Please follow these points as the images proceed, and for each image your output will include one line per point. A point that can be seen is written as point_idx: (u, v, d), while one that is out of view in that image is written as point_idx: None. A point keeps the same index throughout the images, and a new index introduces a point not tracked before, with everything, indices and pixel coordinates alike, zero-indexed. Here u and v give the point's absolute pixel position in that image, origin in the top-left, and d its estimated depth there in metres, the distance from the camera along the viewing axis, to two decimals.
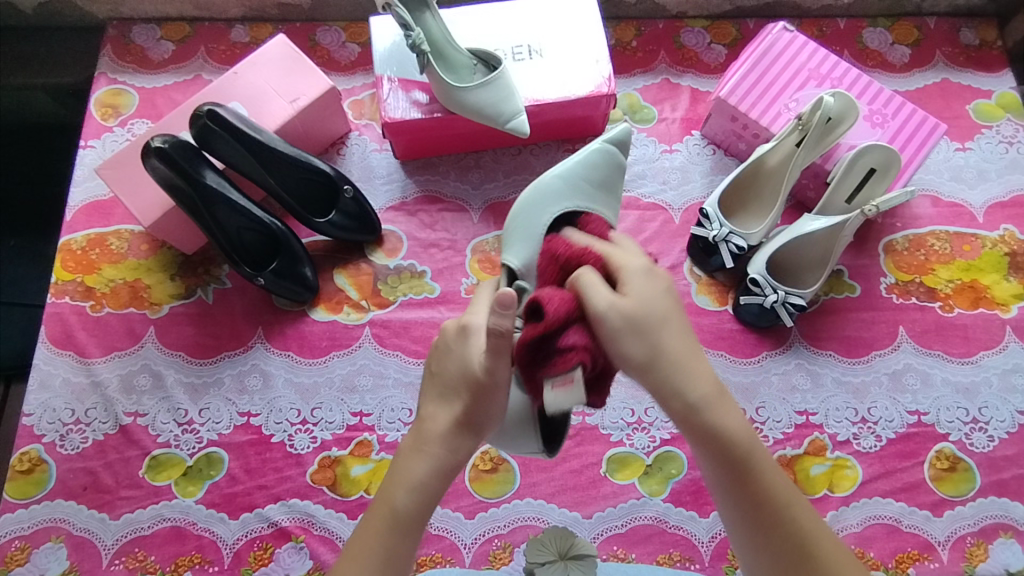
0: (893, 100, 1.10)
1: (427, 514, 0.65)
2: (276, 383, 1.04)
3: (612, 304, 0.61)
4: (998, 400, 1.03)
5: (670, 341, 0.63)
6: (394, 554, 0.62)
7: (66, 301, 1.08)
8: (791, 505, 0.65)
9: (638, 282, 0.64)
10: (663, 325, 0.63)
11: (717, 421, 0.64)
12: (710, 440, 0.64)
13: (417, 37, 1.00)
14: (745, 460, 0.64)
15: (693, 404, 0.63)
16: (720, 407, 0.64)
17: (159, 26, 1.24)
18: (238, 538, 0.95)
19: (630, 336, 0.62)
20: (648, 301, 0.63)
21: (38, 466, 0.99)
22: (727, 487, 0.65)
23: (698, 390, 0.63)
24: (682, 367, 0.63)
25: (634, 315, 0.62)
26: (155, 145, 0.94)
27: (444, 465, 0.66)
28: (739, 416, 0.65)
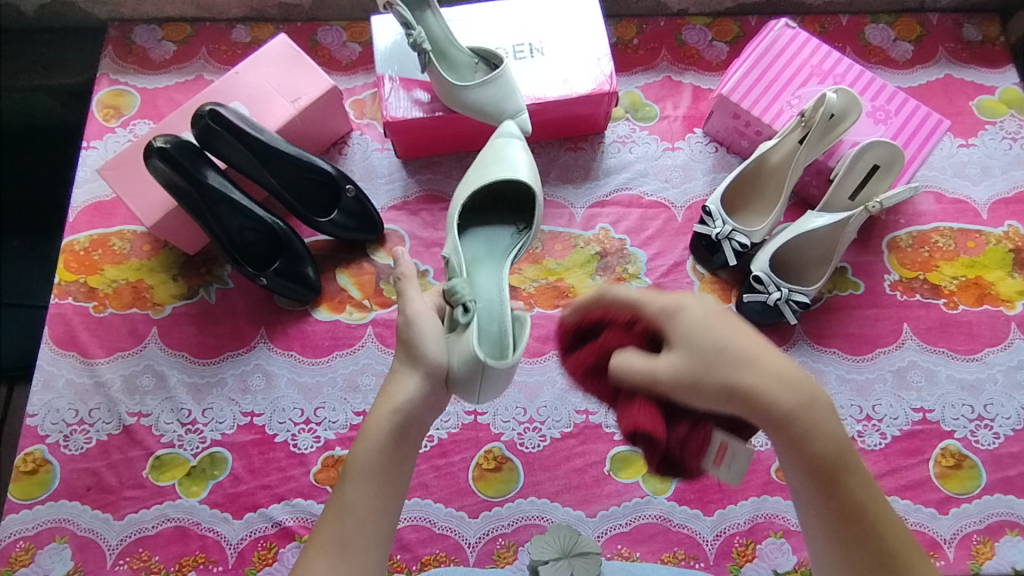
0: (896, 96, 1.10)
1: (384, 462, 0.69)
2: (279, 383, 1.04)
3: (674, 366, 0.62)
4: (1004, 397, 1.03)
5: (753, 366, 0.61)
6: (349, 503, 0.68)
7: (69, 302, 1.08)
8: (880, 516, 0.62)
9: (683, 323, 0.64)
10: (735, 354, 0.61)
11: (809, 429, 0.60)
12: (800, 454, 0.61)
13: (418, 36, 1.00)
14: (832, 470, 0.61)
15: (786, 417, 0.60)
16: (810, 418, 0.60)
17: (160, 27, 1.24)
18: (242, 538, 0.95)
19: (697, 387, 0.61)
20: (709, 341, 0.62)
21: (41, 467, 0.99)
22: (817, 497, 0.62)
23: (787, 403, 0.60)
24: (768, 385, 0.60)
25: (699, 362, 0.61)
26: (157, 145, 0.94)
27: (393, 413, 0.70)
28: (833, 423, 0.62)
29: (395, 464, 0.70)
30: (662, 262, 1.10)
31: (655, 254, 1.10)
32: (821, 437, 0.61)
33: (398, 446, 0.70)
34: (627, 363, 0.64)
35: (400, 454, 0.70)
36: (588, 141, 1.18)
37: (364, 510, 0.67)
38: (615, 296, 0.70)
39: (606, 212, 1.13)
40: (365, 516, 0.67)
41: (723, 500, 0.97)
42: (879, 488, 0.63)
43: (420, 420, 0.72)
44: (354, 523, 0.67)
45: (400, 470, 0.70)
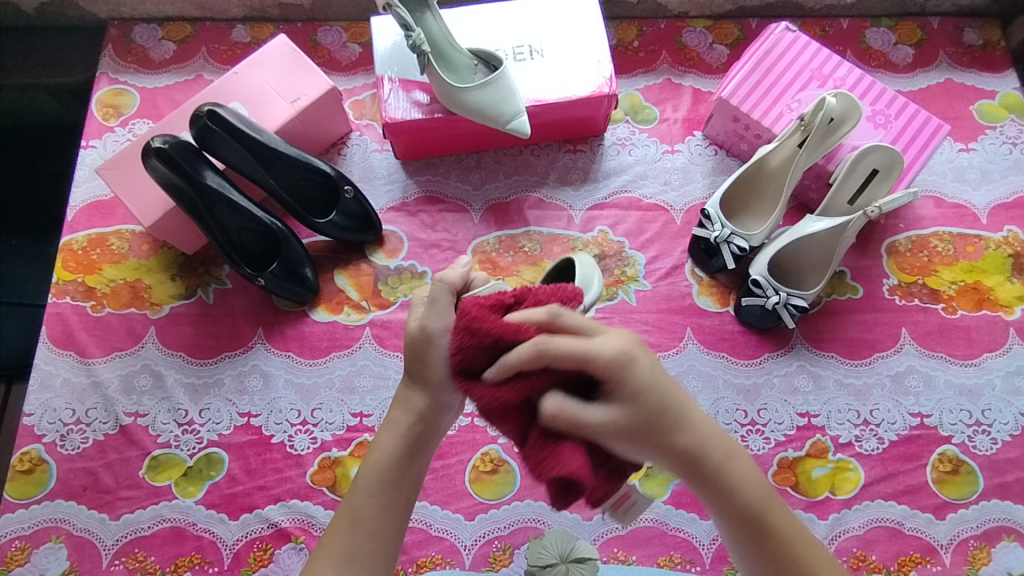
0: (897, 100, 1.10)
1: (395, 475, 0.72)
2: (276, 384, 1.03)
3: (608, 421, 0.61)
4: (1002, 402, 1.02)
5: (686, 424, 0.67)
6: (359, 514, 0.71)
7: (67, 301, 1.08)
8: (805, 549, 0.69)
9: (633, 376, 0.63)
10: (675, 411, 0.66)
11: (734, 481, 0.69)
12: (728, 502, 0.69)
13: (417, 37, 0.99)
14: (761, 516, 0.69)
15: (710, 467, 0.68)
16: (733, 470, 0.69)
17: (160, 26, 1.24)
18: (238, 539, 0.95)
19: (638, 436, 0.64)
20: (643, 404, 0.64)
21: (38, 466, 0.99)
22: (746, 539, 0.70)
23: (713, 458, 0.68)
24: (699, 440, 0.68)
25: (636, 421, 0.63)
26: (155, 145, 0.95)
27: (406, 430, 0.73)
28: (752, 471, 0.70)
29: (410, 479, 0.74)
30: (661, 264, 1.10)
31: (653, 256, 1.10)
32: (746, 486, 0.69)
33: (411, 458, 0.73)
34: (563, 410, 0.59)
35: (410, 462, 0.73)
36: (587, 143, 1.18)
37: (376, 523, 0.71)
38: (558, 349, 0.60)
39: (605, 214, 1.13)
40: (374, 527, 0.70)
41: None
42: (807, 529, 0.71)
43: (435, 436, 0.75)
44: (365, 532, 0.70)
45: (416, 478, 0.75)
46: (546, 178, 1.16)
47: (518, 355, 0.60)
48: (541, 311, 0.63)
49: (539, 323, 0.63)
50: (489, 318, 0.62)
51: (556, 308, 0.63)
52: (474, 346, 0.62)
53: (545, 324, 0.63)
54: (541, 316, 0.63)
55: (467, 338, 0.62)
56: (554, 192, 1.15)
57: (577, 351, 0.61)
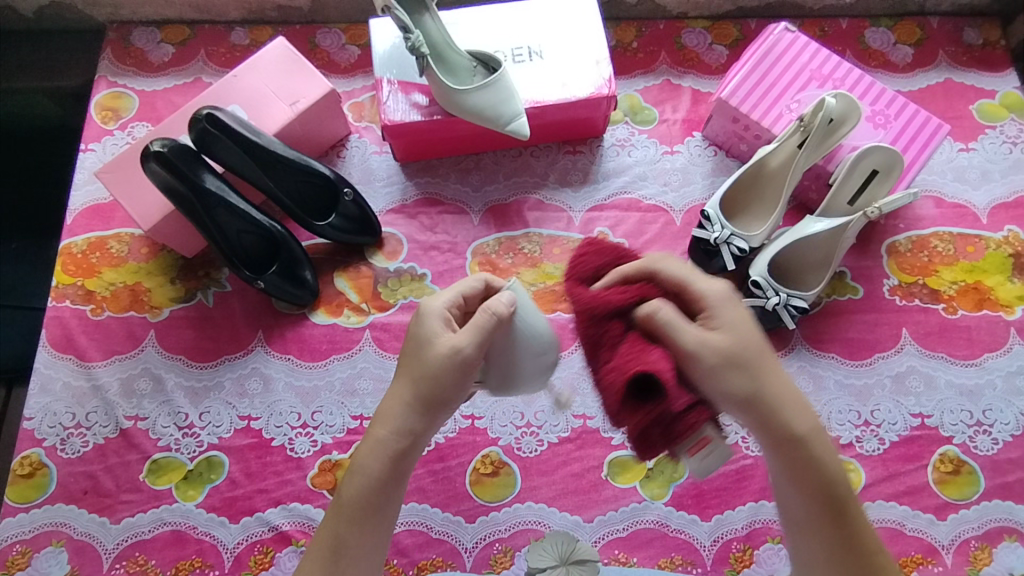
0: (896, 100, 1.09)
1: (380, 504, 0.69)
2: (276, 387, 1.03)
3: (703, 341, 0.66)
4: (1003, 402, 1.02)
5: (782, 387, 0.68)
6: (343, 545, 0.68)
7: (66, 304, 1.07)
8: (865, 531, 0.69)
9: (727, 313, 0.69)
10: (770, 368, 0.68)
11: (812, 454, 0.68)
12: (810, 475, 0.67)
13: (416, 39, 0.99)
14: (835, 491, 0.68)
15: (800, 432, 0.68)
16: (818, 444, 0.68)
17: (159, 29, 1.24)
18: (238, 543, 0.95)
19: (732, 371, 0.66)
20: (741, 336, 0.68)
21: (38, 470, 0.99)
22: (823, 518, 0.68)
23: (802, 424, 0.68)
24: (788, 405, 0.68)
25: (728, 351, 0.67)
26: (154, 148, 0.95)
27: (390, 452, 0.69)
28: (834, 454, 0.69)
29: (396, 504, 0.71)
30: None
31: None
32: (829, 462, 0.68)
33: (395, 484, 0.70)
34: (664, 313, 0.65)
35: (393, 485, 0.70)
36: (587, 145, 1.18)
37: (359, 552, 0.68)
38: (668, 270, 0.70)
39: (604, 216, 1.13)
40: (360, 555, 0.69)
41: (720, 505, 0.97)
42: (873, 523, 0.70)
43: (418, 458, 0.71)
44: (348, 564, 0.68)
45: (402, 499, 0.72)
46: (545, 179, 1.16)
47: (629, 269, 0.70)
48: (650, 256, 0.74)
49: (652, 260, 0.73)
50: (613, 249, 0.75)
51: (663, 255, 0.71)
52: (586, 262, 0.73)
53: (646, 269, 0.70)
54: (649, 258, 0.73)
55: (591, 256, 0.73)
56: (554, 193, 1.14)
57: (680, 277, 0.70)
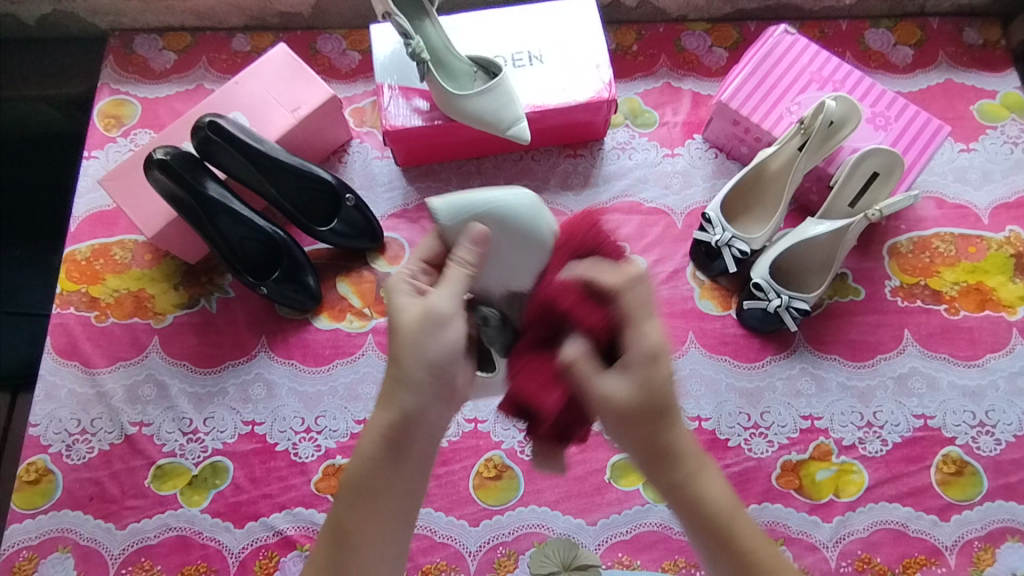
0: (896, 102, 1.10)
1: (383, 486, 0.68)
2: (280, 392, 1.04)
3: (607, 392, 0.66)
4: (1005, 403, 1.02)
5: (675, 428, 0.68)
6: (347, 530, 0.67)
7: (71, 311, 1.08)
8: (772, 573, 0.67)
9: (648, 367, 0.66)
10: (672, 413, 0.68)
11: (697, 495, 0.68)
12: (695, 514, 0.68)
13: (416, 45, 0.99)
14: (725, 529, 0.68)
15: (682, 473, 0.69)
16: (700, 485, 0.69)
17: (161, 37, 1.25)
18: (244, 547, 0.96)
19: (631, 422, 0.67)
20: (648, 388, 0.66)
21: (44, 477, 0.99)
22: (710, 552, 0.69)
23: (683, 469, 0.69)
24: (676, 448, 0.69)
25: (625, 406, 0.66)
26: (157, 156, 0.96)
27: (389, 429, 0.67)
28: (723, 488, 0.70)
29: (407, 484, 0.69)
30: (663, 268, 1.10)
31: (655, 260, 1.10)
32: (716, 497, 0.69)
33: (397, 464, 0.68)
34: (580, 362, 0.65)
35: (397, 466, 0.68)
36: (587, 148, 1.18)
37: (365, 538, 0.67)
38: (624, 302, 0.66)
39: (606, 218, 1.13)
40: (366, 541, 0.67)
41: None
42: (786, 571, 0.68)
43: (424, 434, 0.68)
44: (355, 551, 0.67)
45: (421, 476, 0.70)
46: (546, 183, 1.16)
47: (597, 282, 0.67)
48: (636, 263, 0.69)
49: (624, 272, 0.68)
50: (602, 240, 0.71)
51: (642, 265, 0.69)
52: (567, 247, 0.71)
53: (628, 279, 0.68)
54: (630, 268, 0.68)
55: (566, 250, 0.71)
56: (555, 197, 1.15)
57: (630, 312, 0.66)
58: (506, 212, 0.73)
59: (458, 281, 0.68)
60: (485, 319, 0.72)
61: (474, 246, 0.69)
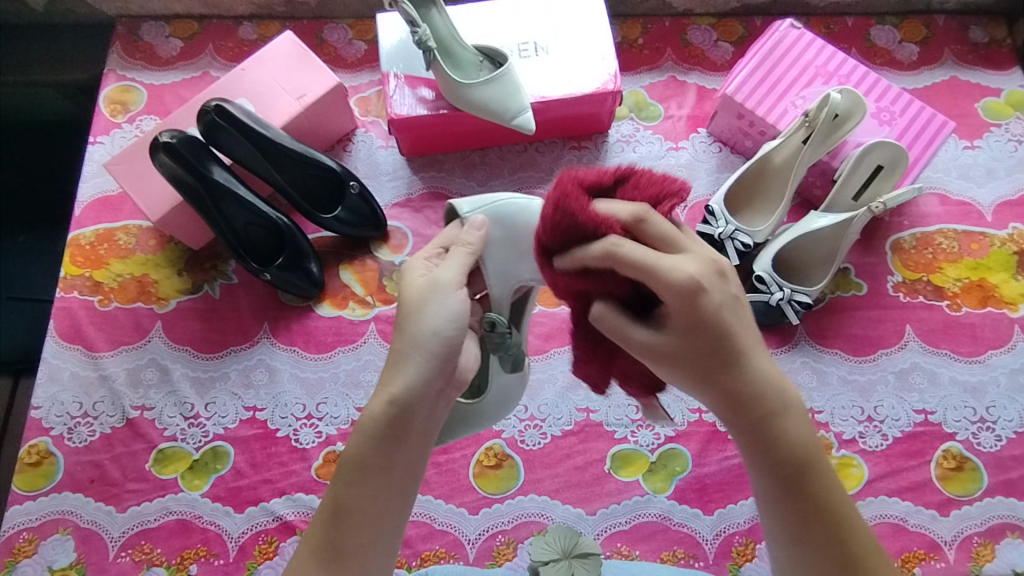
0: (901, 97, 1.10)
1: (381, 463, 0.63)
2: (282, 378, 1.04)
3: (648, 347, 0.64)
4: (1006, 400, 1.02)
5: (741, 365, 0.63)
6: (343, 507, 0.63)
7: (74, 295, 1.08)
8: (843, 515, 0.63)
9: (694, 308, 0.61)
10: (733, 346, 0.62)
11: (777, 431, 0.63)
12: (772, 452, 0.63)
13: (423, 33, 1.00)
14: (801, 473, 0.63)
15: (756, 412, 0.63)
16: (780, 422, 0.63)
17: (168, 24, 1.25)
18: (243, 532, 0.96)
19: (691, 366, 0.63)
20: (696, 330, 0.61)
21: (45, 459, 1.00)
22: (779, 493, 0.64)
23: (765, 404, 0.63)
24: (753, 382, 0.63)
25: (676, 352, 0.63)
26: (163, 140, 0.96)
27: (394, 403, 0.64)
28: (804, 424, 0.64)
29: (407, 461, 0.65)
30: None
31: None
32: (793, 437, 0.63)
33: (398, 443, 0.64)
34: (609, 319, 0.66)
35: (397, 446, 0.64)
36: (591, 141, 1.18)
37: (363, 518, 0.63)
38: (626, 257, 0.62)
39: None
40: (363, 519, 0.63)
41: (723, 499, 0.97)
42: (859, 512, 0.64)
43: (422, 412, 0.65)
44: (351, 527, 0.62)
45: (423, 454, 0.67)
46: (551, 174, 1.16)
47: (589, 256, 0.64)
48: (630, 211, 0.65)
49: (624, 223, 0.64)
50: (579, 204, 0.65)
51: (643, 209, 0.65)
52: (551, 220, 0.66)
53: (630, 228, 0.64)
54: (622, 219, 0.64)
55: (550, 217, 0.66)
56: None
57: (643, 262, 0.61)
58: (505, 211, 0.78)
59: (465, 263, 0.71)
60: (493, 324, 0.78)
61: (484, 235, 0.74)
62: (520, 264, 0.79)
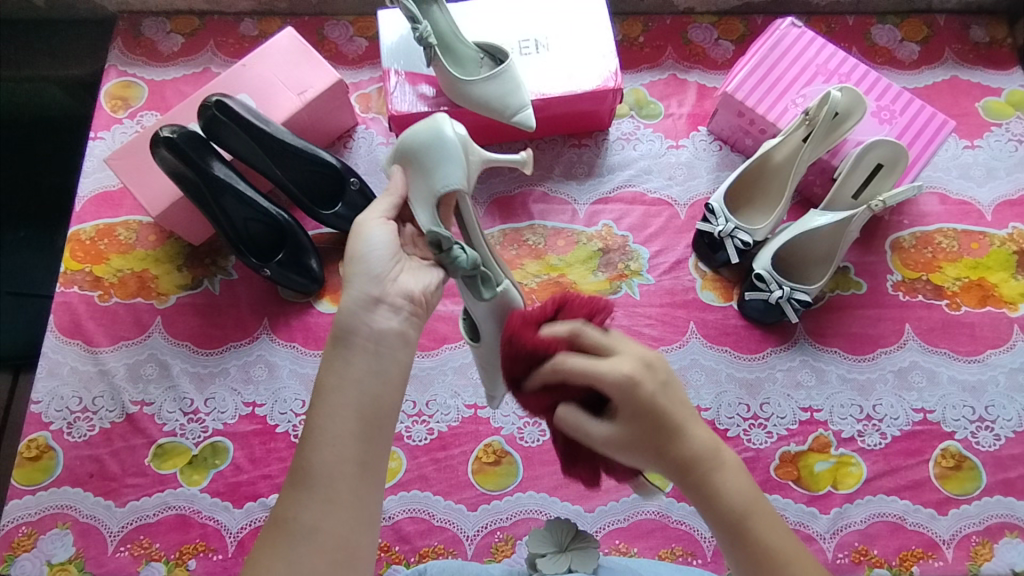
0: (901, 96, 1.10)
1: (334, 378, 0.64)
2: (281, 373, 1.04)
3: (603, 437, 0.63)
4: (1005, 399, 1.02)
5: (679, 436, 0.62)
6: (308, 428, 0.63)
7: (74, 290, 1.08)
8: (798, 568, 0.60)
9: (632, 399, 0.61)
10: (667, 423, 0.62)
11: (718, 490, 0.62)
12: (711, 511, 0.63)
13: (424, 30, 1.00)
14: (743, 529, 0.62)
15: (695, 476, 0.63)
16: (721, 480, 0.62)
17: (169, 20, 1.25)
18: (242, 527, 0.96)
19: (639, 449, 0.63)
20: (639, 417, 0.62)
21: (45, 453, 1.00)
22: (729, 548, 0.63)
23: (700, 468, 0.63)
24: (693, 449, 0.62)
25: (625, 440, 0.63)
26: (164, 134, 0.96)
27: (337, 324, 0.67)
28: (744, 480, 0.63)
29: (363, 381, 0.64)
30: (665, 259, 1.10)
31: (657, 250, 1.11)
32: (735, 493, 0.62)
33: (346, 359, 0.65)
34: (569, 417, 0.65)
35: (346, 359, 0.65)
36: (592, 138, 1.18)
37: (324, 436, 0.62)
38: (569, 368, 0.63)
39: (609, 208, 1.13)
40: (323, 437, 0.62)
41: None
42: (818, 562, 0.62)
43: (365, 325, 0.67)
44: (314, 446, 0.62)
45: (383, 374, 0.66)
46: (551, 172, 1.16)
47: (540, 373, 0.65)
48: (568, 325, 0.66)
49: (563, 338, 0.65)
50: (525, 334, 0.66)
51: (578, 323, 0.66)
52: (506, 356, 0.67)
53: (569, 341, 0.66)
54: (563, 333, 0.65)
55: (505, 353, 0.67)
56: (559, 186, 1.15)
57: (585, 369, 0.62)
58: (406, 140, 0.80)
59: (388, 202, 0.76)
60: (437, 241, 0.71)
61: (403, 177, 0.78)
62: (433, 177, 0.77)
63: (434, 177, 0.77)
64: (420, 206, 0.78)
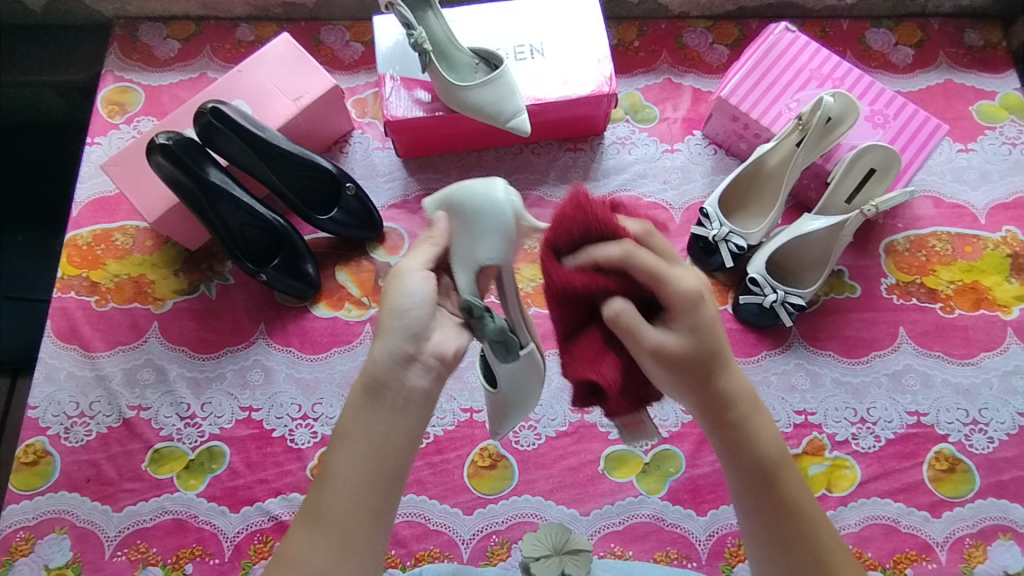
0: (895, 101, 1.10)
1: (359, 430, 0.63)
2: (277, 378, 1.05)
3: (660, 343, 0.63)
4: (999, 401, 1.03)
5: (726, 369, 0.66)
6: (330, 470, 0.63)
7: (71, 295, 1.09)
8: (809, 515, 0.66)
9: (698, 314, 0.64)
10: (719, 355, 0.66)
11: (751, 433, 0.67)
12: (745, 451, 0.67)
13: (419, 36, 1.00)
14: (773, 474, 0.67)
15: (733, 415, 0.67)
16: (756, 423, 0.67)
17: (166, 25, 1.26)
18: (239, 531, 0.96)
19: (693, 367, 0.65)
20: (699, 335, 0.64)
21: (42, 458, 1.00)
22: (751, 490, 0.67)
23: (739, 408, 0.67)
24: (733, 388, 0.67)
25: (683, 354, 0.64)
26: (159, 141, 0.96)
27: (369, 373, 0.64)
28: (773, 429, 0.68)
29: (386, 436, 0.63)
30: None
31: None
32: (766, 440, 0.67)
33: (373, 413, 0.63)
34: (628, 315, 0.63)
35: (374, 414, 0.63)
36: (587, 143, 1.18)
37: (343, 484, 0.62)
38: (641, 262, 0.63)
39: None
40: (343, 485, 0.62)
41: (716, 500, 0.97)
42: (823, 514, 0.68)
43: (397, 385, 0.63)
44: (332, 492, 0.62)
45: (406, 434, 0.64)
46: (546, 176, 1.17)
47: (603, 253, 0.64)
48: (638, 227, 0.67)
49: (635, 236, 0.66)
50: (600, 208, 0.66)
51: (649, 227, 0.67)
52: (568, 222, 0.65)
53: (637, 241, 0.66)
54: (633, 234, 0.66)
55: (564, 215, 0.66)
56: (554, 190, 1.15)
57: (656, 271, 0.63)
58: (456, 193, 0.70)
59: (427, 252, 0.68)
60: (468, 309, 0.70)
61: (447, 230, 0.69)
62: (477, 245, 0.69)
63: (477, 244, 0.69)
64: (459, 268, 0.70)
